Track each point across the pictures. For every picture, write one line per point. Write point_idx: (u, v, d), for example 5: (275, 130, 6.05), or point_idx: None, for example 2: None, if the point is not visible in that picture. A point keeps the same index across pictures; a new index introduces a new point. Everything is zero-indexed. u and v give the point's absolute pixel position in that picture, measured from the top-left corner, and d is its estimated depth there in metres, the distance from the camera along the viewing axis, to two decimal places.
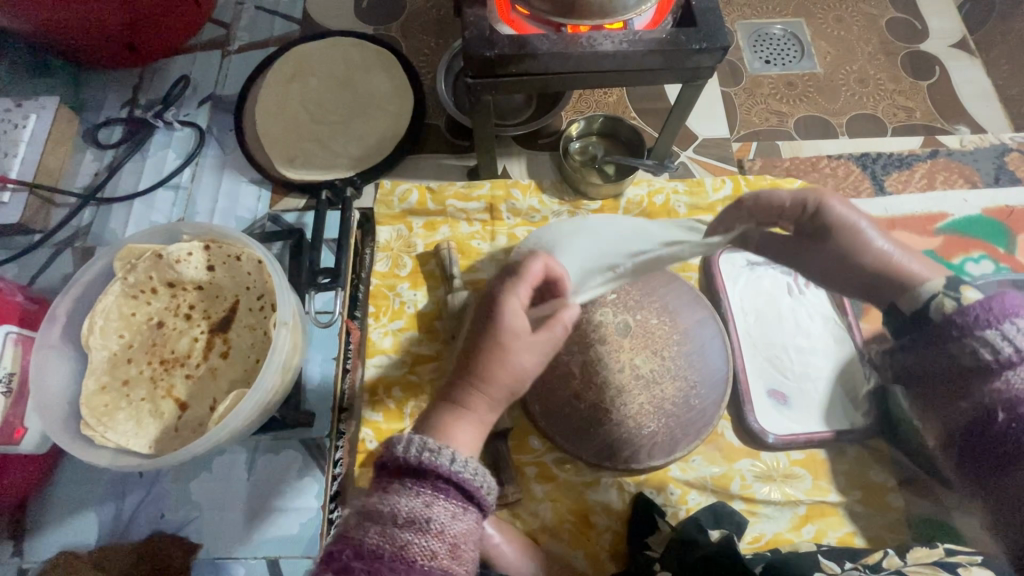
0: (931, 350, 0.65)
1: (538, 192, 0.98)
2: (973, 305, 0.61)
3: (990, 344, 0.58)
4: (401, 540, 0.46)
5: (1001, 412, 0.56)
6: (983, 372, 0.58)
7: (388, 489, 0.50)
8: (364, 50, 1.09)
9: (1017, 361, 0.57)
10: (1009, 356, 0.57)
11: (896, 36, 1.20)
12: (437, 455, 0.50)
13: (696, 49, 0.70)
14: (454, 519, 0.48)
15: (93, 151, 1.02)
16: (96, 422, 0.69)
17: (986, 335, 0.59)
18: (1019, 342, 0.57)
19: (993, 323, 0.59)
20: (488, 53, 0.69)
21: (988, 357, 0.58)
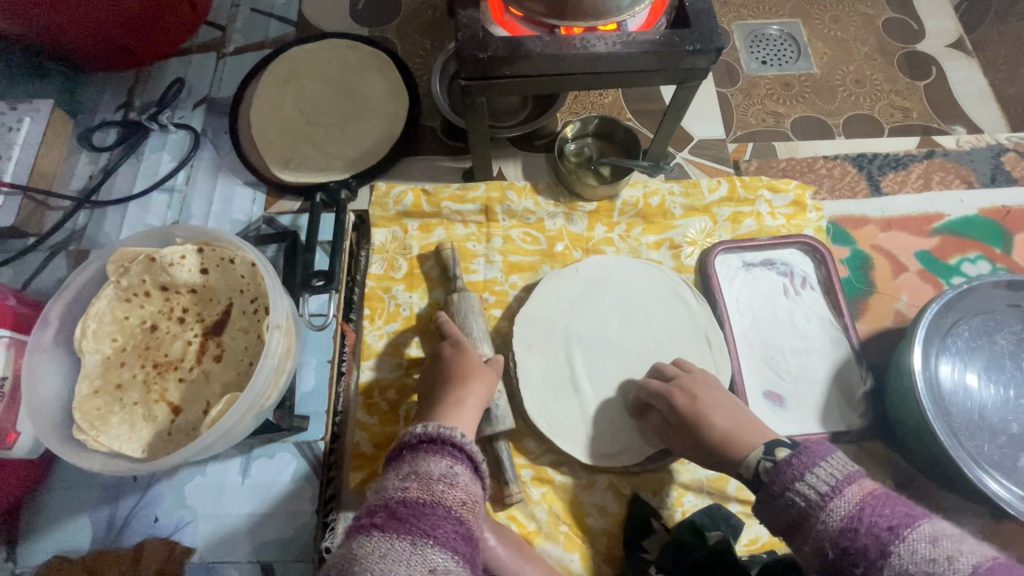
0: (765, 509, 0.57)
1: (534, 193, 0.98)
2: (787, 456, 0.56)
3: (806, 488, 0.53)
4: (437, 490, 0.53)
5: (830, 551, 0.50)
6: (807, 512, 0.52)
7: (414, 458, 0.57)
8: (359, 52, 1.09)
9: (837, 495, 0.51)
10: (818, 500, 0.52)
11: (893, 36, 1.20)
12: (450, 429, 0.60)
13: (690, 50, 0.70)
14: (472, 480, 0.57)
15: (88, 155, 1.03)
16: (89, 427, 0.68)
17: (801, 481, 0.53)
18: (823, 484, 0.52)
19: (806, 466, 0.54)
20: (481, 55, 0.69)
21: (807, 497, 0.52)
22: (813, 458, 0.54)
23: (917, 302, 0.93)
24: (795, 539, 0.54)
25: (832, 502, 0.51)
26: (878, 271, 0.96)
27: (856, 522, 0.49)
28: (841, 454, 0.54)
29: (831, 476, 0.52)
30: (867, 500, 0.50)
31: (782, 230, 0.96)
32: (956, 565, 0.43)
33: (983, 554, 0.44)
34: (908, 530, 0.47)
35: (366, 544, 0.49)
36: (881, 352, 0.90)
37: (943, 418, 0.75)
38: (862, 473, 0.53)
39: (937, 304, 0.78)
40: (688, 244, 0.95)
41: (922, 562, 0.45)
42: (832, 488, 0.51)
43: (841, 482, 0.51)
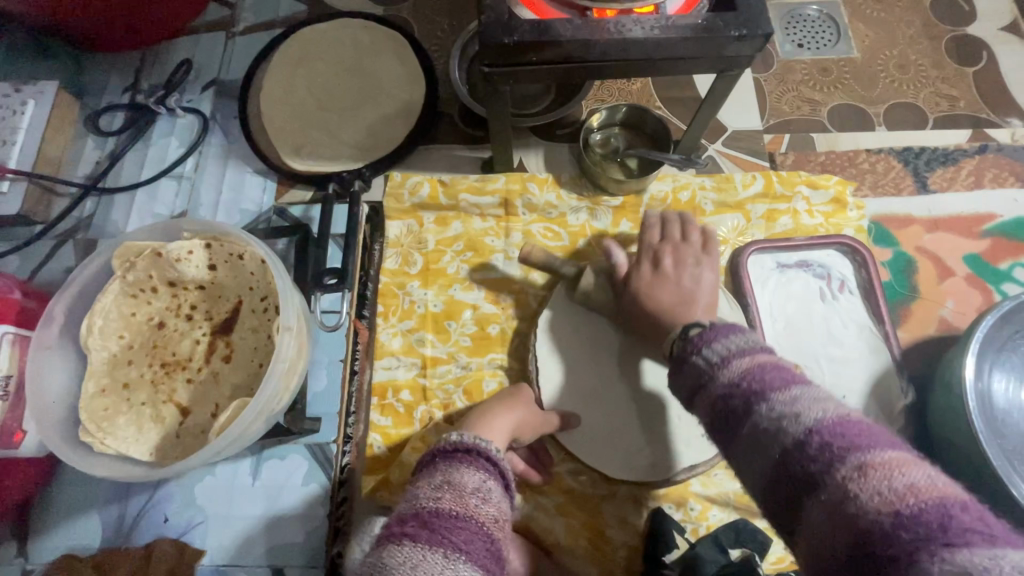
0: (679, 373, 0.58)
1: (556, 186, 0.93)
2: (701, 329, 0.58)
3: (705, 355, 0.55)
4: (471, 505, 0.50)
5: (727, 396, 0.51)
6: (706, 375, 0.55)
7: (447, 467, 0.54)
8: (373, 33, 1.03)
9: (729, 362, 0.53)
10: (717, 362, 0.54)
11: (942, 18, 1.11)
12: (484, 441, 0.57)
13: (735, 37, 0.64)
14: (502, 497, 0.54)
15: (94, 139, 0.99)
16: (96, 429, 0.66)
17: (702, 350, 0.56)
18: (718, 353, 0.55)
19: (711, 338, 0.56)
20: (507, 40, 0.64)
21: (707, 362, 0.55)
22: (719, 334, 0.56)
23: (963, 309, 0.88)
24: (696, 405, 0.55)
25: (722, 368, 0.53)
26: (922, 276, 0.90)
27: (740, 382, 0.51)
28: (750, 333, 0.56)
29: (732, 346, 0.54)
30: (750, 369, 0.51)
31: (820, 229, 0.90)
32: (801, 419, 0.45)
33: (831, 412, 0.45)
34: (774, 393, 0.48)
35: (399, 552, 0.46)
36: (923, 363, 0.85)
37: (995, 440, 0.70)
38: (761, 346, 0.54)
39: (993, 315, 0.73)
40: (719, 243, 0.90)
41: (776, 417, 0.47)
42: (724, 359, 0.54)
43: (735, 353, 0.54)
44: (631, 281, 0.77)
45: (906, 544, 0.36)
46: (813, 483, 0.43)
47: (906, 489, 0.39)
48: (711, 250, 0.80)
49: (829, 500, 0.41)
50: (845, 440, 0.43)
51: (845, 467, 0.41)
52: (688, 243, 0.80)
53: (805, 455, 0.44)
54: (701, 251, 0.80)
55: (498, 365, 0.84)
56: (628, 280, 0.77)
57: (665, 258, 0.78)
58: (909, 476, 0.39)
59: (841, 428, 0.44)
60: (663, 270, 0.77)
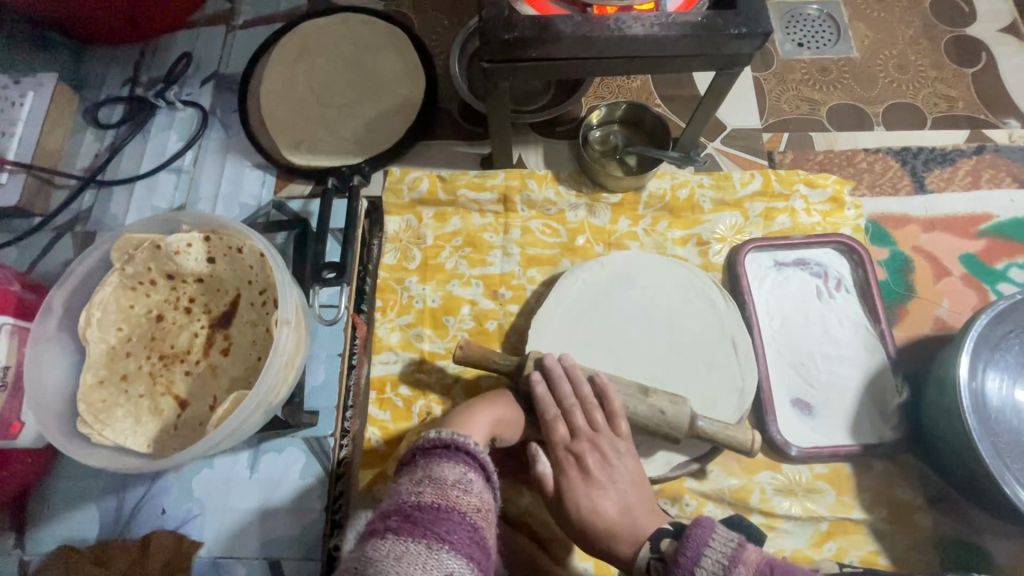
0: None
1: (555, 183, 0.93)
2: (676, 545, 0.56)
3: (703, 575, 0.52)
4: (452, 496, 0.51)
5: None
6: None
7: (427, 462, 0.54)
8: (374, 28, 1.03)
9: (732, 572, 0.51)
10: (717, 572, 0.51)
11: (941, 18, 1.12)
12: (464, 435, 0.57)
13: (734, 35, 0.64)
14: (484, 487, 0.54)
15: (93, 131, 0.99)
16: (93, 420, 0.66)
17: (698, 571, 0.52)
18: (716, 565, 0.52)
19: (694, 555, 0.53)
20: (507, 36, 0.64)
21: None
22: (698, 544, 0.53)
23: (958, 309, 0.88)
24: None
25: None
26: (918, 275, 0.91)
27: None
28: (722, 527, 0.55)
29: (723, 551, 0.52)
30: (759, 565, 0.51)
31: (817, 228, 0.91)
32: None
33: None
34: None
35: (381, 546, 0.46)
36: (918, 362, 0.85)
37: (988, 438, 0.71)
38: (741, 539, 0.53)
39: (987, 314, 0.74)
40: (717, 241, 0.90)
41: None
42: (724, 571, 0.51)
43: (730, 561, 0.51)
44: (563, 496, 0.65)
45: None
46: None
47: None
48: (623, 433, 0.68)
49: None
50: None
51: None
52: (599, 430, 0.67)
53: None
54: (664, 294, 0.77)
55: None
56: (560, 495, 0.65)
57: (590, 459, 0.65)
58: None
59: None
60: (592, 476, 0.65)
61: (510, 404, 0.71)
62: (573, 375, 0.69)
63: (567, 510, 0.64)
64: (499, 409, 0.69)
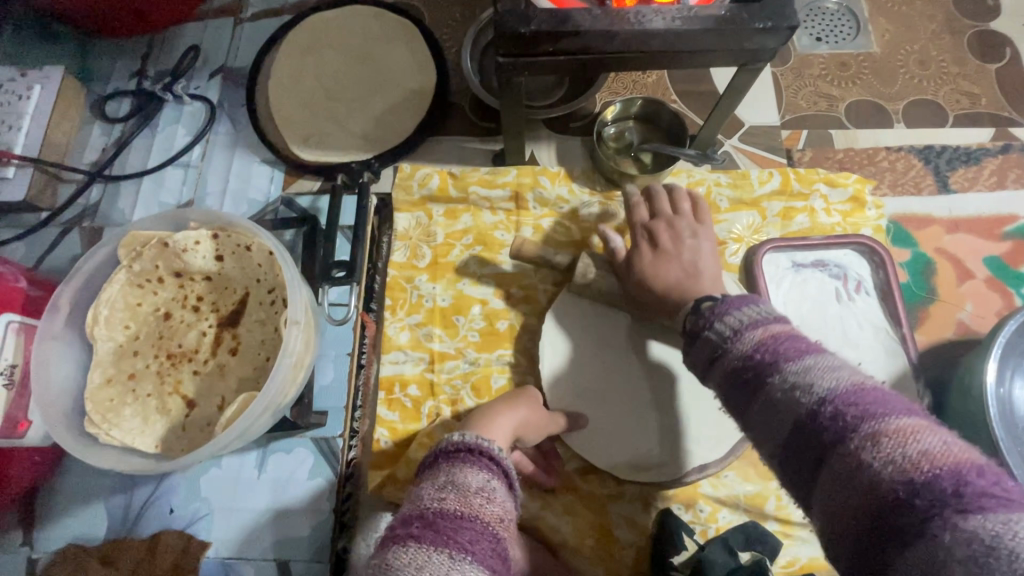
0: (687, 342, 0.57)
1: (568, 180, 0.91)
2: (712, 303, 0.56)
3: (718, 329, 0.53)
4: (475, 505, 0.49)
5: (736, 350, 0.51)
6: (719, 349, 0.53)
7: (450, 466, 0.53)
8: (384, 21, 1.01)
9: (743, 334, 0.51)
10: (734, 331, 0.52)
11: (964, 12, 1.08)
12: (487, 439, 0.56)
13: (759, 29, 0.62)
14: (507, 495, 0.53)
15: (101, 125, 0.98)
16: (101, 419, 0.66)
17: (716, 324, 0.54)
18: (730, 327, 0.53)
19: (726, 311, 0.54)
20: (523, 29, 0.62)
21: (720, 335, 0.53)
22: (731, 306, 0.54)
23: (982, 312, 0.86)
24: (710, 376, 0.54)
25: (735, 342, 0.52)
26: (941, 278, 0.88)
27: (755, 354, 0.50)
28: (765, 304, 0.54)
29: (750, 317, 0.52)
30: (766, 341, 0.50)
31: (837, 228, 0.89)
32: (814, 390, 0.45)
33: (850, 382, 0.45)
34: (789, 363, 0.48)
35: (403, 555, 0.45)
36: (940, 367, 0.83)
37: (1015, 447, 0.69)
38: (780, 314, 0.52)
39: (1016, 319, 0.72)
40: (733, 241, 0.88)
41: (791, 387, 0.46)
42: (736, 332, 0.52)
43: (746, 325, 0.52)
44: (633, 262, 0.76)
45: (919, 510, 0.38)
46: (825, 451, 0.44)
47: (919, 457, 0.39)
48: (703, 221, 0.79)
49: (839, 467, 0.42)
50: (858, 410, 0.43)
51: (858, 438, 0.42)
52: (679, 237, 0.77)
53: (819, 424, 0.44)
54: (696, 221, 0.79)
55: (507, 361, 0.83)
56: (630, 262, 0.77)
57: (664, 236, 0.77)
58: (922, 442, 0.40)
59: (856, 396, 0.44)
60: (662, 248, 0.76)
61: (528, 408, 0.70)
62: (676, 196, 0.80)
63: (633, 274, 0.76)
64: (516, 413, 0.68)
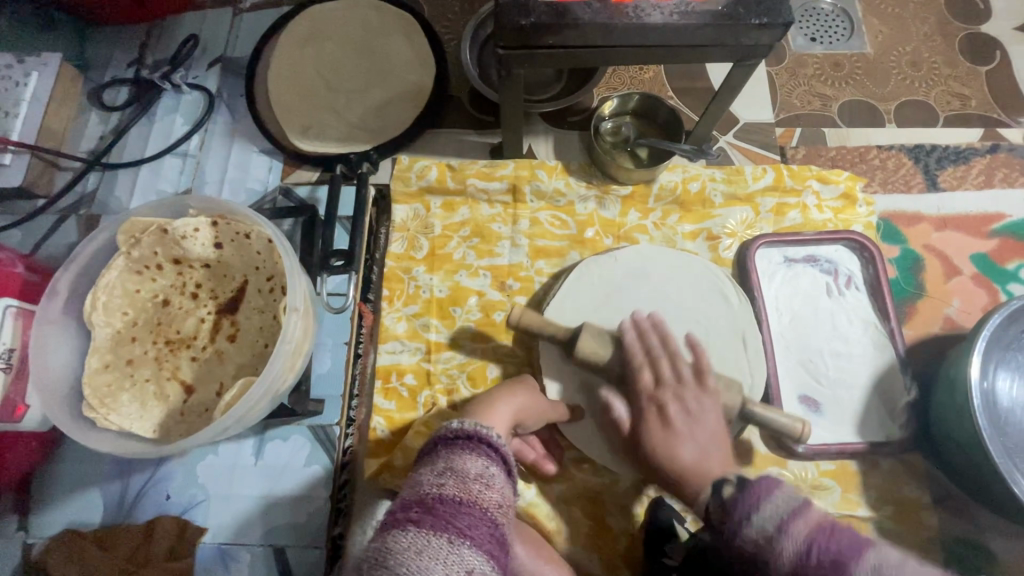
0: (730, 505, 0.56)
1: (565, 174, 0.92)
2: (736, 495, 0.56)
3: (758, 525, 0.53)
4: (474, 491, 0.50)
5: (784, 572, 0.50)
6: (762, 560, 0.52)
7: (449, 453, 0.54)
8: (384, 12, 1.01)
9: (788, 530, 0.51)
10: (772, 532, 0.52)
11: (955, 16, 1.10)
12: (486, 427, 0.56)
13: (755, 25, 0.63)
14: (505, 481, 0.54)
15: (98, 113, 0.98)
16: (98, 404, 0.66)
17: (751, 523, 0.53)
18: (771, 523, 0.52)
19: (751, 508, 0.54)
20: (523, 22, 0.63)
21: (755, 543, 0.52)
22: (760, 497, 0.54)
23: (969, 308, 0.88)
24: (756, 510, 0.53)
25: (784, 542, 0.51)
26: (929, 273, 0.90)
27: (808, 558, 0.49)
28: (788, 487, 0.55)
29: (782, 509, 0.53)
30: (815, 534, 0.50)
31: (828, 224, 0.90)
32: None
33: None
34: (856, 563, 0.48)
35: (403, 539, 0.46)
36: (927, 360, 0.85)
37: (998, 437, 0.71)
38: (809, 506, 0.53)
39: (1001, 315, 0.73)
40: (727, 236, 0.90)
41: None
42: (778, 527, 0.52)
43: (788, 517, 0.52)
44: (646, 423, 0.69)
45: None
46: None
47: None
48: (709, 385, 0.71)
49: None
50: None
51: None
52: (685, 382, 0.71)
53: None
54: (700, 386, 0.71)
55: (503, 352, 0.84)
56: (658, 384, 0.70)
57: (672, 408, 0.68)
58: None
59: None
60: (673, 425, 0.67)
61: (526, 394, 0.70)
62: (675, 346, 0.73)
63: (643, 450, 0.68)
64: (516, 400, 0.69)
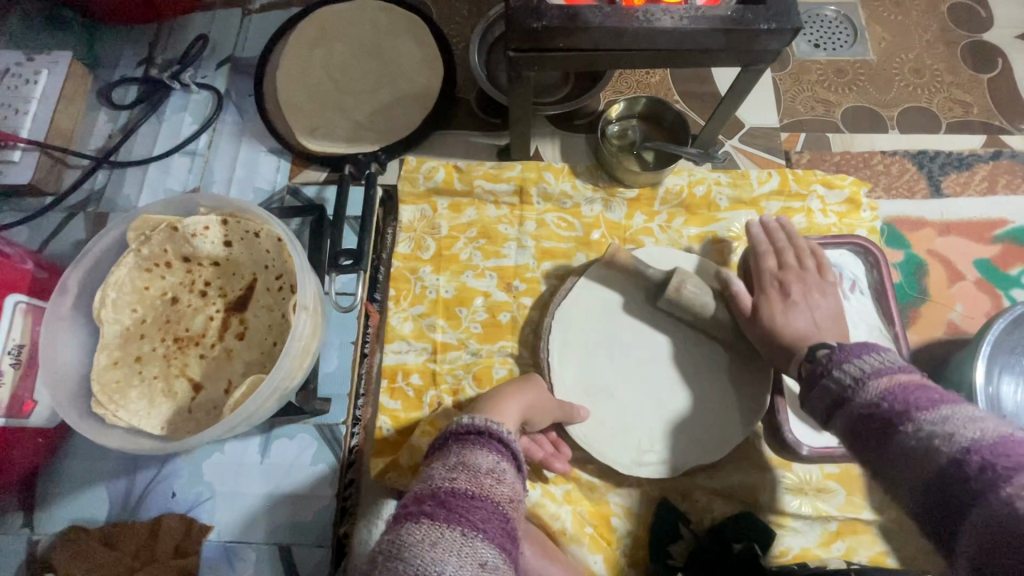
0: (810, 393, 0.56)
1: (572, 176, 0.93)
2: (830, 350, 0.56)
3: (847, 372, 0.52)
4: (486, 485, 0.50)
5: (858, 397, 0.50)
6: (839, 396, 0.52)
7: (460, 449, 0.54)
8: (393, 15, 1.02)
9: (866, 383, 0.50)
10: (858, 378, 0.51)
11: (958, 24, 1.11)
12: (496, 423, 0.57)
13: (764, 30, 0.64)
14: (516, 477, 0.54)
15: (107, 112, 0.98)
16: (108, 401, 0.66)
17: (844, 366, 0.53)
18: (862, 368, 0.51)
19: (845, 359, 0.53)
20: (535, 24, 0.64)
21: (840, 382, 0.52)
22: (852, 353, 0.53)
23: (972, 313, 0.88)
24: (832, 422, 0.53)
25: (860, 388, 0.50)
26: (932, 278, 0.91)
27: (882, 401, 0.48)
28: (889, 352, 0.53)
29: (875, 364, 0.51)
30: (894, 389, 0.49)
31: (833, 228, 0.91)
32: (955, 440, 0.43)
33: (995, 433, 0.43)
34: (924, 414, 0.46)
35: (416, 531, 0.46)
36: (932, 364, 0.85)
37: None
38: (909, 368, 0.51)
39: (1003, 320, 0.74)
40: (732, 239, 0.90)
41: (931, 435, 0.45)
42: (858, 378, 0.51)
43: (871, 372, 0.51)
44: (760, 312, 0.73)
45: None
46: (972, 500, 0.41)
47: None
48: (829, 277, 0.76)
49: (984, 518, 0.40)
50: (1009, 462, 0.41)
51: (1010, 487, 0.39)
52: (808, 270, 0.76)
53: (964, 474, 0.42)
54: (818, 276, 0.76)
55: (509, 352, 0.85)
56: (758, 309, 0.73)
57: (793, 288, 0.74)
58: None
59: (1005, 450, 0.41)
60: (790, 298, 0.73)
61: (535, 391, 0.71)
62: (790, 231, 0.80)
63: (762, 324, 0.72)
64: (525, 396, 0.69)
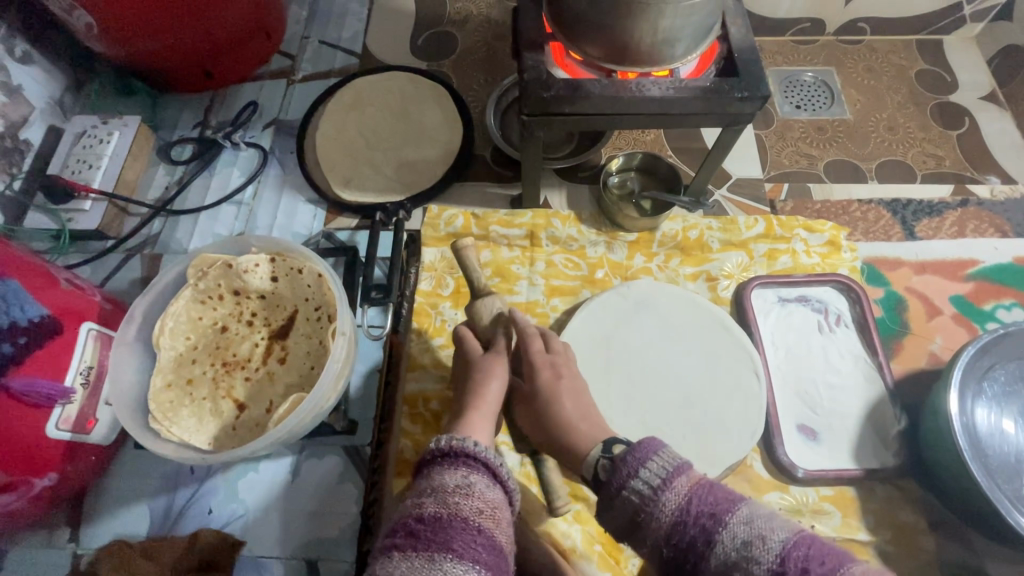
0: (608, 511, 0.57)
1: (577, 222, 1.03)
2: (626, 452, 0.57)
3: (638, 486, 0.54)
4: (453, 505, 0.52)
5: (668, 507, 0.52)
6: (643, 505, 0.53)
7: (429, 474, 0.56)
8: (419, 84, 1.17)
9: (666, 489, 0.52)
10: (652, 492, 0.53)
11: (926, 88, 1.24)
12: (463, 439, 0.58)
13: (738, 97, 0.75)
14: (490, 488, 0.56)
15: (165, 167, 1.11)
16: (162, 417, 0.74)
17: (635, 481, 0.54)
18: (654, 479, 0.53)
19: (638, 464, 0.55)
20: (544, 93, 0.76)
21: (640, 492, 0.53)
22: (643, 456, 0.55)
23: (951, 345, 0.95)
24: (638, 537, 0.54)
25: (663, 495, 0.52)
26: (912, 313, 0.98)
27: (684, 508, 0.51)
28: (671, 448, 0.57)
29: (665, 466, 0.54)
30: (694, 491, 0.52)
31: (817, 267, 0.99)
32: (768, 544, 0.47)
33: (790, 530, 0.48)
34: (729, 515, 0.50)
35: (388, 563, 0.49)
36: (915, 393, 0.92)
37: (979, 460, 0.76)
38: (689, 465, 0.55)
39: (973, 347, 0.81)
40: (724, 277, 0.99)
41: (739, 545, 0.48)
42: (659, 484, 0.53)
43: (671, 475, 0.53)
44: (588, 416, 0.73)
45: None
46: None
47: None
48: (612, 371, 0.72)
49: None
50: (815, 562, 0.45)
51: None
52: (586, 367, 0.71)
53: None
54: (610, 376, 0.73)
55: None
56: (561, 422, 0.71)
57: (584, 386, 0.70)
58: None
59: (804, 547, 0.46)
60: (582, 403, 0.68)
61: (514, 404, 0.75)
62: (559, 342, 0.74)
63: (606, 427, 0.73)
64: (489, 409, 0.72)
